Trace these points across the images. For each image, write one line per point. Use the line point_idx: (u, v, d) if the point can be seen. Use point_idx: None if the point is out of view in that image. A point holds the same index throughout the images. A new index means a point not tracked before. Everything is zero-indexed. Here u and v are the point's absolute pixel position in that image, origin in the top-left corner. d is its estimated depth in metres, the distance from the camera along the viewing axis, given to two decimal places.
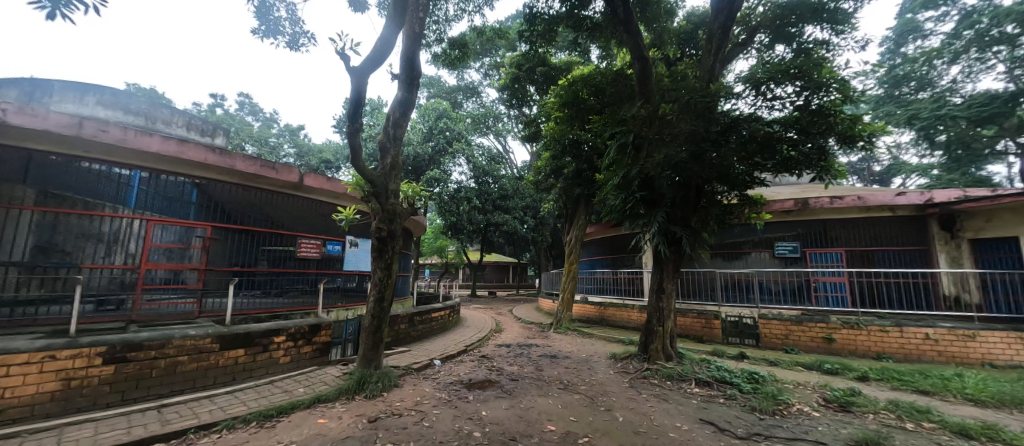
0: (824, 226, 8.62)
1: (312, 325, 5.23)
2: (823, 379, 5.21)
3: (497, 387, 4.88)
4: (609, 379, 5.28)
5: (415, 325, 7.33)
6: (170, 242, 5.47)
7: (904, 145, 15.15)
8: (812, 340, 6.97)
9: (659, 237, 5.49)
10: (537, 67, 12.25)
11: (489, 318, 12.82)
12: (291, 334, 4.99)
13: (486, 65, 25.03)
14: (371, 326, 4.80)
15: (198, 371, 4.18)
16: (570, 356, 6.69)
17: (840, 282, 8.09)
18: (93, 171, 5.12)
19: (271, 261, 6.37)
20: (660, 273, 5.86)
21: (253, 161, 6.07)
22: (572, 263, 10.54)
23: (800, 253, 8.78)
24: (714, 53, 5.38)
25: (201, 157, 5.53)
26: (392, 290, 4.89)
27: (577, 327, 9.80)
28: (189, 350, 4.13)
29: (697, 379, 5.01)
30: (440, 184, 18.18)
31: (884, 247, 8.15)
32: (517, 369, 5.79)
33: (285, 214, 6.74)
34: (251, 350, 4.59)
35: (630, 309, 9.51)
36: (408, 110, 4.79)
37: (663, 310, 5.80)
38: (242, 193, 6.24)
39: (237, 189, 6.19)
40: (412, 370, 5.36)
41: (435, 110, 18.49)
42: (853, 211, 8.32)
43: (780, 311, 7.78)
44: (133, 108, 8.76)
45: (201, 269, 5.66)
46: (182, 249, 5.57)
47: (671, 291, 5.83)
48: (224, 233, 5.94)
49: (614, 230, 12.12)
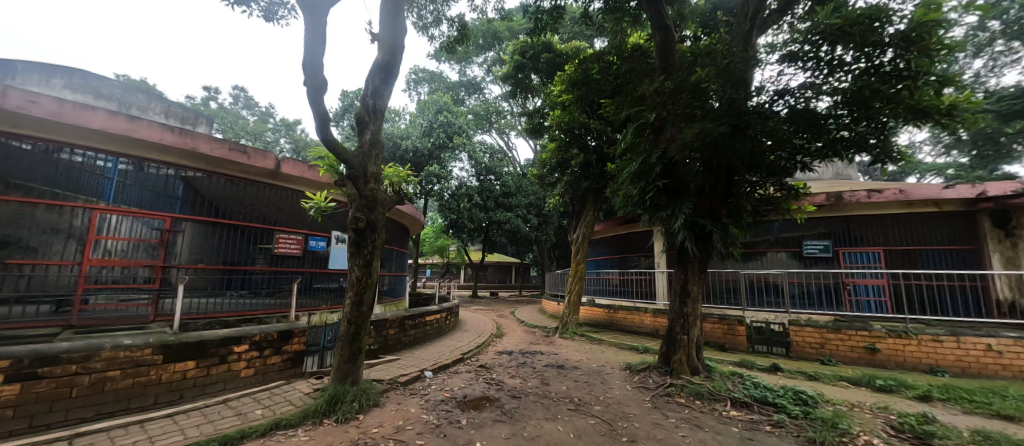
0: (861, 224, 7.81)
1: (282, 332, 4.50)
2: (880, 400, 4.42)
3: (495, 406, 4.12)
4: (626, 397, 4.52)
5: (407, 330, 6.60)
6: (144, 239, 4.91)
7: (916, 144, 14.21)
8: (853, 350, 6.18)
9: (685, 231, 4.72)
10: (542, 54, 11.50)
11: (490, 320, 12.08)
12: (255, 343, 4.26)
13: (489, 60, 24.34)
14: (349, 333, 4.07)
15: (135, 389, 3.47)
16: (579, 367, 5.92)
17: (877, 285, 7.34)
18: (71, 161, 4.62)
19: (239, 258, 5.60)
20: (684, 273, 5.10)
21: (220, 143, 5.30)
22: (580, 262, 9.75)
23: (831, 252, 8.00)
24: (750, 17, 4.61)
25: (157, 136, 4.75)
26: (373, 292, 4.14)
27: (584, 332, 9.04)
28: (123, 364, 3.41)
29: (732, 399, 4.23)
30: (440, 181, 17.48)
31: (930, 247, 7.31)
32: (519, 383, 5.04)
33: (260, 206, 6.00)
34: (204, 362, 3.87)
35: (643, 312, 8.72)
36: (391, 78, 4.07)
37: (687, 316, 5.03)
38: (230, 187, 5.68)
39: (225, 182, 5.64)
40: (397, 385, 4.62)
41: (435, 104, 17.80)
42: (893, 207, 7.51)
43: (811, 317, 7.01)
44: (105, 92, 8.21)
45: (158, 266, 4.95)
46: (167, 247, 5.11)
47: (697, 295, 5.05)
48: (185, 225, 5.21)
49: (624, 227, 11.38)
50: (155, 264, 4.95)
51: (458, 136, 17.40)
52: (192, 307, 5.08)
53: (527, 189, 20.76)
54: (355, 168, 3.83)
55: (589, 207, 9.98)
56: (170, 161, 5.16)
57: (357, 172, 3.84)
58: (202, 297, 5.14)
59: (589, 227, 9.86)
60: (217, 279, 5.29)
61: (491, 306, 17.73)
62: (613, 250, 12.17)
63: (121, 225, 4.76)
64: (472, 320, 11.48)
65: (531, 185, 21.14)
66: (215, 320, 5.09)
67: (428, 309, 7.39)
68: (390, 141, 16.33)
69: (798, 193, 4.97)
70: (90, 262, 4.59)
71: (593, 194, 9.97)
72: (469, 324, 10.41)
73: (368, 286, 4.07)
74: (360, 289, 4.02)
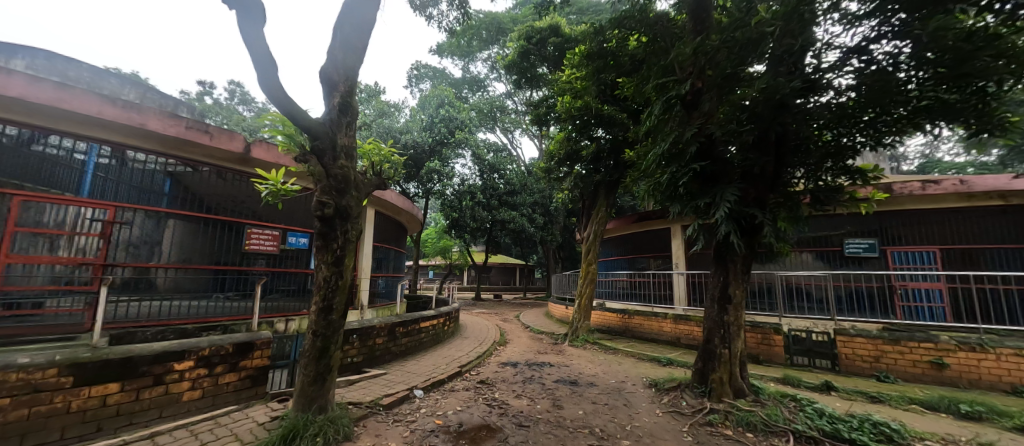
0: (913, 219, 6.92)
1: (239, 344, 3.71)
2: (976, 433, 3.54)
3: (496, 439, 3.30)
4: (657, 425, 3.68)
5: (398, 338, 5.80)
6: (123, 238, 4.47)
7: (948, 139, 13.29)
8: (915, 365, 5.31)
9: (729, 224, 3.86)
10: (549, 39, 10.75)
11: (493, 325, 11.24)
12: (204, 358, 3.48)
13: (493, 56, 23.64)
14: (314, 349, 3.22)
15: (32, 423, 2.69)
16: (595, 384, 5.07)
17: (933, 289, 6.40)
18: (44, 153, 4.12)
19: (201, 255, 5.05)
20: (724, 274, 4.24)
21: (174, 121, 4.44)
22: (591, 263, 8.90)
23: (877, 252, 7.09)
24: None
25: (93, 109, 3.88)
26: (346, 296, 3.30)
27: (596, 339, 8.19)
28: (16, 390, 2.64)
29: (795, 432, 3.36)
30: (440, 177, 16.63)
31: (995, 245, 6.38)
32: (525, 405, 4.21)
33: (223, 198, 5.31)
34: (132, 385, 3.10)
35: (662, 318, 7.85)
36: (365, 24, 3.26)
37: (729, 326, 4.17)
38: (215, 181, 5.25)
39: (210, 174, 5.23)
40: (378, 409, 3.81)
41: (437, 98, 17.06)
42: (950, 199, 6.61)
43: (857, 324, 6.14)
44: (73, 75, 7.34)
45: (99, 265, 4.25)
46: (151, 245, 4.69)
47: (741, 300, 4.19)
48: (134, 216, 4.55)
49: (638, 225, 10.55)
50: (94, 261, 4.23)
51: (461, 131, 16.62)
52: (160, 312, 4.67)
53: (532, 187, 19.92)
54: (318, 136, 3.02)
55: (600, 201, 9.10)
56: (145, 147, 4.64)
57: (321, 141, 3.03)
58: (186, 299, 4.84)
59: (602, 224, 9.00)
60: (206, 279, 5.03)
61: (495, 309, 16.87)
62: (624, 250, 11.29)
63: (66, 214, 4.08)
64: (474, 325, 10.67)
65: (536, 182, 20.30)
66: (182, 325, 4.69)
67: (422, 314, 6.59)
68: (390, 136, 15.58)
69: (866, 177, 4.05)
70: (8, 259, 3.75)
71: (605, 187, 9.13)
72: (470, 329, 9.59)
73: (340, 291, 3.22)
74: (328, 294, 3.17)
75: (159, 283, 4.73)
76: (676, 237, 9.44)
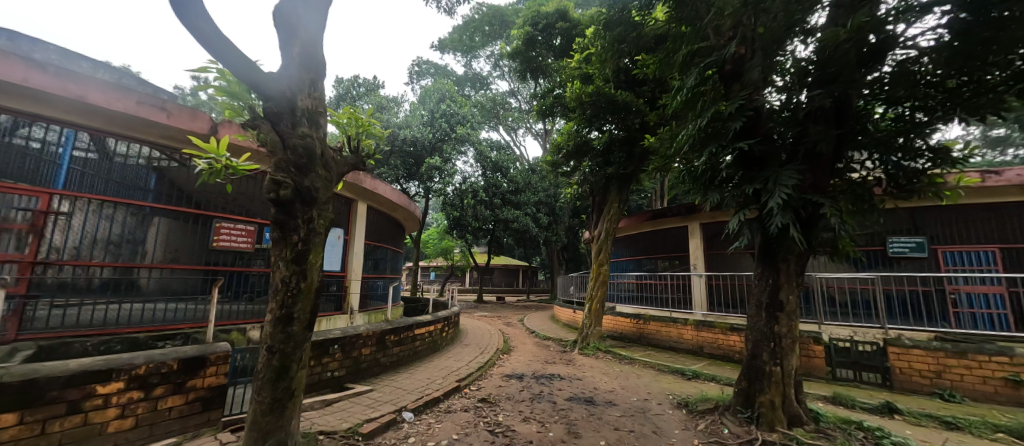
0: (966, 216, 6.17)
1: (187, 360, 3.04)
2: None
3: None
4: None
5: (389, 348, 5.13)
6: (102, 235, 4.08)
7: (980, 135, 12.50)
8: (986, 382, 4.56)
9: (787, 214, 3.15)
10: (557, 24, 10.08)
11: (496, 330, 10.51)
12: (140, 379, 2.82)
13: (496, 51, 22.96)
14: (269, 370, 2.53)
15: None
16: (615, 404, 4.35)
17: (994, 294, 5.66)
18: (17, 145, 3.70)
19: (176, 255, 4.57)
20: (775, 275, 3.52)
21: (123, 95, 3.75)
22: (602, 264, 8.16)
23: (926, 252, 6.35)
24: None
25: (19, 76, 3.18)
26: (311, 302, 2.61)
27: (609, 347, 7.49)
28: None
29: None
30: (441, 175, 15.95)
31: None
32: (535, 432, 3.51)
33: (207, 193, 4.88)
34: (37, 415, 2.43)
35: (682, 325, 7.13)
36: None
37: (781, 339, 3.45)
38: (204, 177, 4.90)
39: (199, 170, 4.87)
40: (355, 440, 3.12)
41: (438, 92, 16.43)
42: (1012, 193, 5.86)
43: (906, 334, 5.40)
44: None
45: (26, 263, 3.60)
46: (133, 243, 4.31)
47: (795, 307, 3.47)
48: (102, 210, 4.09)
49: (651, 224, 9.87)
50: (20, 259, 3.58)
51: (462, 126, 15.93)
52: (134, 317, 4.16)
53: (537, 186, 19.18)
54: (272, 97, 2.33)
55: (612, 196, 8.39)
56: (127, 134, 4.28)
57: (277, 104, 2.34)
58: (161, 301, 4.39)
59: (613, 221, 8.30)
60: (198, 281, 4.72)
61: (498, 312, 16.17)
62: (635, 250, 10.55)
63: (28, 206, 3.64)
64: (475, 330, 9.98)
65: (541, 181, 19.60)
66: (144, 332, 4.12)
67: (417, 319, 5.90)
68: (389, 131, 14.91)
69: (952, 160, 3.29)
70: None
71: (618, 182, 8.42)
72: (471, 335, 8.90)
73: (303, 295, 2.54)
74: (287, 300, 2.48)
75: (145, 283, 4.34)
76: (694, 236, 8.72)
